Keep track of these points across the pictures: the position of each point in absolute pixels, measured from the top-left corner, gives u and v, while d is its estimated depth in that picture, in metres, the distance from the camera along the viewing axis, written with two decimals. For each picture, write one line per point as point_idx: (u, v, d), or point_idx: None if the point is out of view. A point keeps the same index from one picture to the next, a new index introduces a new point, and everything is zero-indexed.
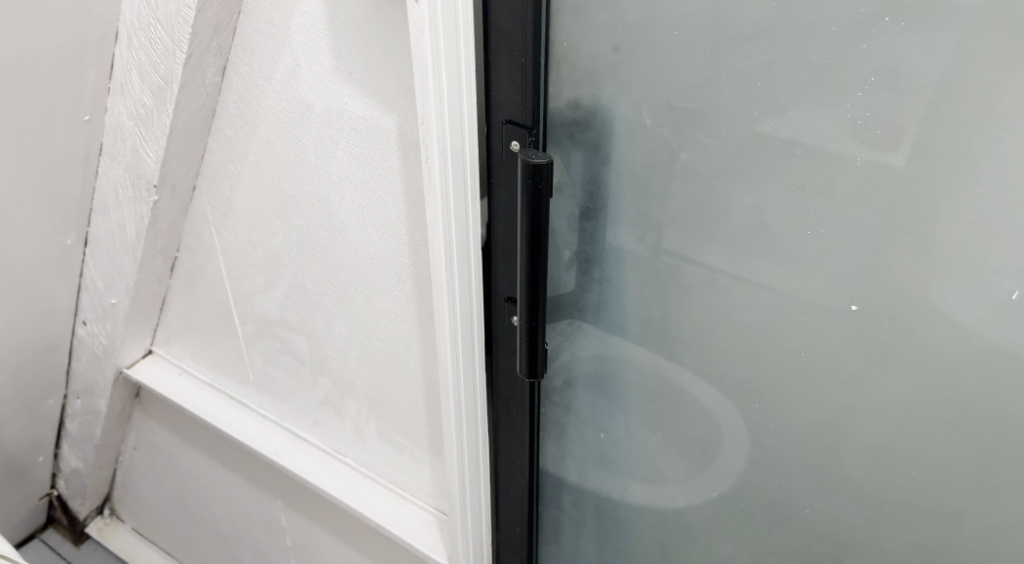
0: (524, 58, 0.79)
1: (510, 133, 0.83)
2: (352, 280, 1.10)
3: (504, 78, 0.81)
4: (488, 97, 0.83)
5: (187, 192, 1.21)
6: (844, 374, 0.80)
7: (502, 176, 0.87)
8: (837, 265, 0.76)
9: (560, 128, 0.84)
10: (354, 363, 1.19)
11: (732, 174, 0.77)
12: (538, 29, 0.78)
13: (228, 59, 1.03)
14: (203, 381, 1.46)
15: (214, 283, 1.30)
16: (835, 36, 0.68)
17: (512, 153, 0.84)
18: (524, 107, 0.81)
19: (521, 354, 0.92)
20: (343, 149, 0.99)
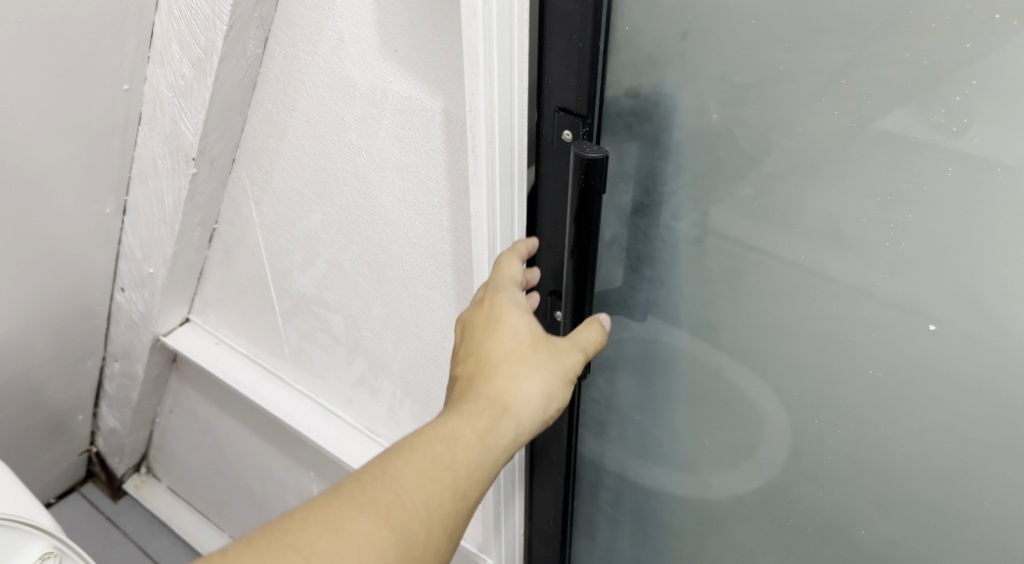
0: (581, 43, 0.74)
1: (562, 122, 0.79)
2: (390, 263, 1.07)
3: (559, 63, 0.76)
4: (540, 82, 0.79)
5: (227, 165, 1.18)
6: (915, 394, 0.76)
7: (552, 166, 0.83)
8: (915, 283, 0.72)
9: (617, 118, 0.80)
10: (391, 346, 1.16)
11: (807, 177, 0.73)
12: (599, 12, 0.73)
13: (269, 31, 0.99)
14: (239, 351, 1.45)
15: (252, 257, 1.27)
16: (934, 32, 0.63)
17: (564, 143, 0.80)
18: (579, 95, 0.77)
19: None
20: (385, 130, 0.95)
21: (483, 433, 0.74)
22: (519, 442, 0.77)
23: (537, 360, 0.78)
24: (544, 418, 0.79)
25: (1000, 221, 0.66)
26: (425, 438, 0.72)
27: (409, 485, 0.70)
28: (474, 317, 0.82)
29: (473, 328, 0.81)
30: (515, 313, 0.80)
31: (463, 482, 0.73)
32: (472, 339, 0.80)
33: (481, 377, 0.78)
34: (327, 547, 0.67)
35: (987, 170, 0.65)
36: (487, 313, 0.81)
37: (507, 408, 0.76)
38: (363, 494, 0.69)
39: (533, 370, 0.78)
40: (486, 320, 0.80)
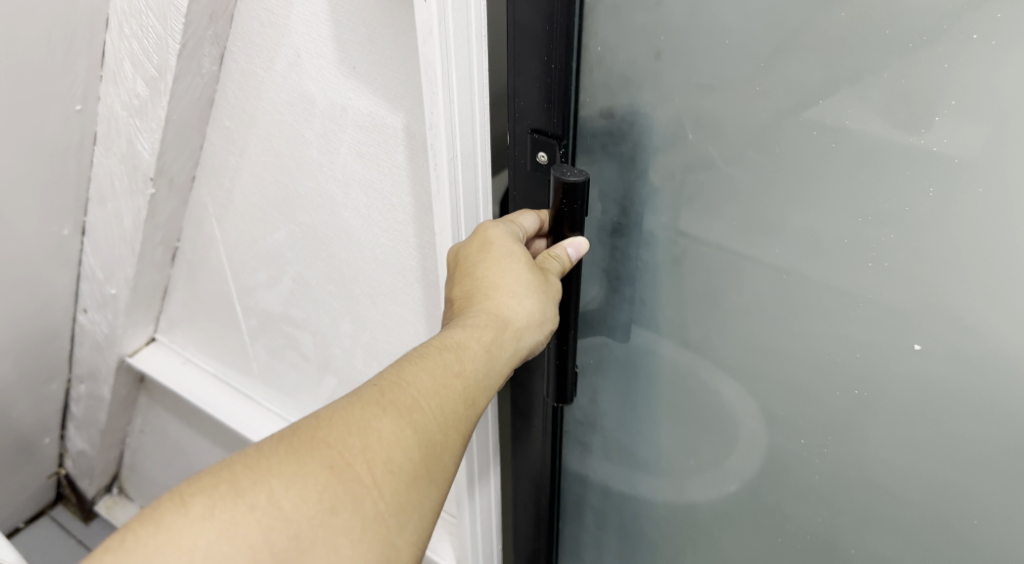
0: (555, 64, 0.74)
1: (537, 144, 0.79)
2: (356, 279, 1.04)
3: (531, 86, 0.76)
4: (510, 107, 0.78)
5: (187, 183, 1.15)
6: (903, 412, 0.76)
7: (527, 189, 0.82)
8: (899, 303, 0.72)
9: (593, 138, 0.80)
10: (360, 362, 1.14)
11: (787, 197, 0.72)
12: (572, 33, 0.73)
13: (225, 47, 0.97)
14: (208, 370, 1.41)
15: (216, 274, 1.24)
16: (911, 52, 0.63)
17: (539, 165, 0.80)
18: (551, 116, 0.77)
19: (549, 378, 0.87)
20: (347, 146, 0.93)
21: (490, 343, 0.71)
22: (522, 356, 0.74)
23: (534, 271, 0.75)
24: (542, 335, 0.76)
25: (982, 241, 0.66)
26: (433, 348, 0.69)
27: (426, 388, 0.67)
28: (465, 242, 0.79)
29: (464, 251, 0.78)
30: (503, 231, 0.77)
31: (474, 390, 0.70)
32: (464, 260, 0.77)
33: (480, 293, 0.75)
34: (355, 445, 0.63)
35: (962, 182, 0.65)
36: (476, 233, 0.78)
37: (510, 321, 0.73)
38: (382, 395, 0.66)
39: (531, 281, 0.75)
40: (475, 237, 0.77)
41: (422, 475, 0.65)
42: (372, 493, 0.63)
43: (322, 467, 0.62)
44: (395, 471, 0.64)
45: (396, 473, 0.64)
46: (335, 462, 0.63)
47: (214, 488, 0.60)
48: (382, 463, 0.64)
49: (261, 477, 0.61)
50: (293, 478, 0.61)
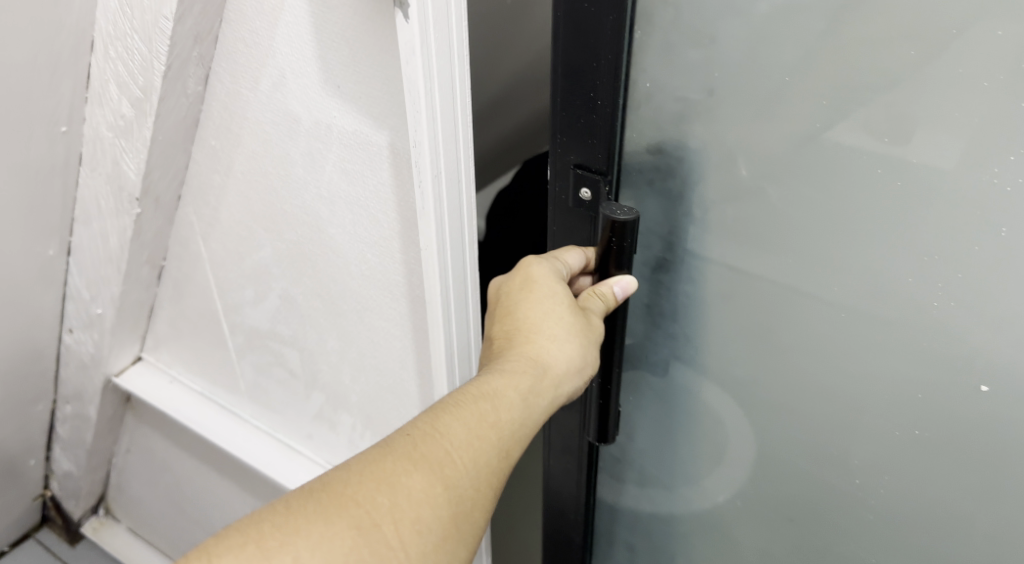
0: (600, 101, 0.77)
1: (581, 180, 0.83)
2: (343, 295, 1.05)
3: (577, 123, 0.80)
4: (558, 143, 0.82)
5: (172, 203, 1.15)
6: (963, 451, 0.79)
7: (571, 220, 0.87)
8: (963, 346, 0.74)
9: (638, 174, 0.83)
10: (348, 378, 1.15)
11: (848, 234, 0.75)
12: (618, 74, 0.75)
13: (210, 68, 0.98)
14: (194, 389, 1.41)
15: (203, 293, 1.24)
16: (987, 90, 0.65)
17: (584, 200, 0.84)
18: (595, 153, 0.81)
19: (591, 419, 0.91)
20: (332, 164, 0.94)
21: (527, 391, 0.74)
22: (559, 402, 0.77)
23: (577, 313, 0.78)
24: (578, 380, 0.78)
25: None
26: (470, 396, 0.71)
27: (459, 441, 0.69)
28: (507, 278, 0.82)
29: (506, 288, 0.81)
30: (546, 267, 0.80)
31: (508, 441, 0.72)
32: (506, 297, 0.80)
33: (522, 335, 0.77)
34: (384, 504, 0.65)
35: (973, 197, 0.68)
36: (520, 268, 0.81)
37: (548, 366, 0.76)
38: (414, 450, 0.68)
39: (574, 323, 0.77)
40: (519, 273, 0.80)
41: (450, 533, 0.68)
42: (397, 554, 0.65)
43: (349, 528, 0.64)
44: (423, 531, 0.66)
45: (423, 533, 0.66)
46: (363, 521, 0.65)
47: (241, 548, 0.62)
48: (410, 523, 0.66)
49: (287, 537, 0.63)
50: (321, 538, 0.63)
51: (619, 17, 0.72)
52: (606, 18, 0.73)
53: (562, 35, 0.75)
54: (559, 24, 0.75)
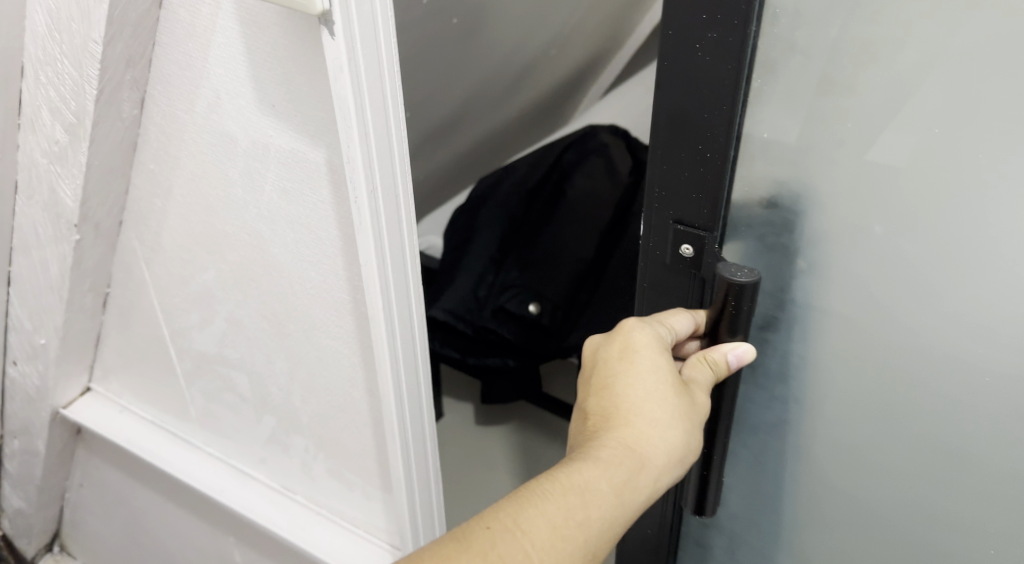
0: (710, 153, 0.71)
1: (681, 236, 0.77)
2: (290, 314, 1.04)
3: (681, 175, 0.74)
4: (655, 197, 0.76)
5: (114, 229, 1.14)
6: None
7: (664, 280, 0.80)
8: None
9: (747, 229, 0.77)
10: (298, 400, 1.14)
11: (999, 290, 0.70)
12: (734, 124, 0.70)
13: (145, 91, 0.97)
14: (145, 418, 1.38)
15: (149, 319, 1.22)
16: None
17: (683, 258, 0.78)
18: (698, 207, 0.74)
19: (691, 493, 0.87)
20: (271, 183, 0.93)
21: (620, 485, 0.72)
22: (653, 494, 0.75)
23: (679, 394, 0.76)
24: (675, 471, 0.76)
25: None
26: (559, 488, 0.71)
27: (541, 540, 0.69)
28: (606, 341, 0.80)
29: (605, 354, 0.79)
30: (649, 333, 0.77)
31: (595, 539, 0.71)
32: (604, 366, 0.79)
33: (620, 415, 0.76)
34: None
35: None
36: (620, 334, 0.79)
37: (645, 456, 0.74)
38: (493, 548, 0.68)
39: (675, 409, 0.75)
40: (619, 339, 0.78)
41: None
42: None
43: None
44: None
45: None
46: None
47: None
48: None
49: None
50: None
51: (739, 67, 0.67)
52: (722, 69, 0.67)
53: (673, 82, 0.70)
54: (667, 73, 0.70)
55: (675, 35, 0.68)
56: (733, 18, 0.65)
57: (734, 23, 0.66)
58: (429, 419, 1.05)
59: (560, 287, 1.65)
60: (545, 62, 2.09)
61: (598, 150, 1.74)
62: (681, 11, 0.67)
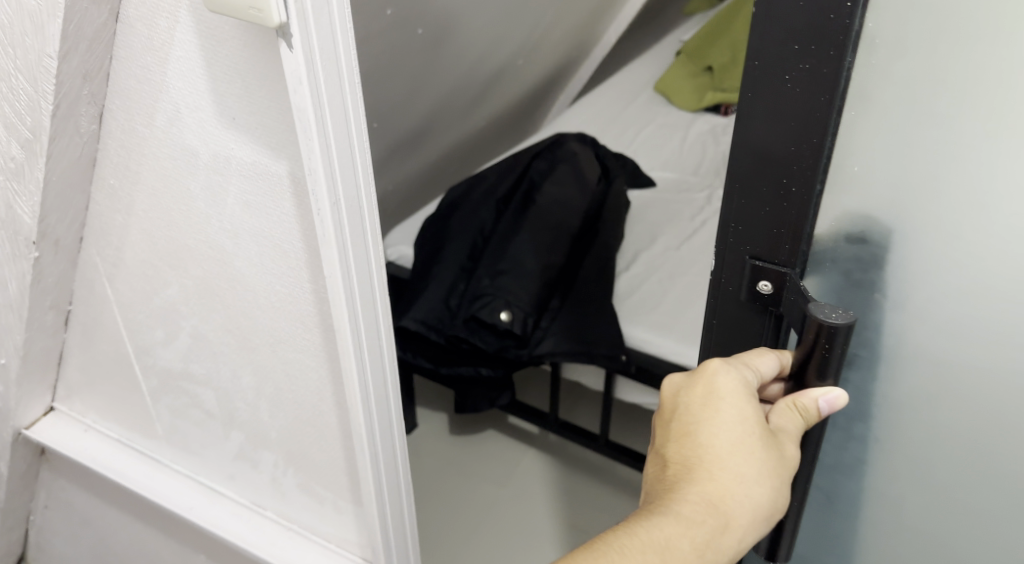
0: (795, 187, 0.68)
1: (759, 272, 0.73)
2: (255, 329, 1.03)
3: (762, 208, 0.70)
4: (734, 230, 0.73)
5: (74, 245, 1.12)
6: None
7: (738, 317, 0.77)
8: None
9: (832, 264, 0.72)
10: (266, 415, 1.13)
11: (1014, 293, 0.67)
12: (822, 157, 0.67)
13: (103, 106, 0.96)
14: (111, 437, 1.36)
15: (112, 336, 1.20)
16: None
17: (760, 295, 0.74)
18: (779, 242, 0.71)
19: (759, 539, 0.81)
20: (233, 197, 0.93)
21: (702, 544, 0.72)
22: (742, 546, 0.74)
23: (767, 448, 0.72)
24: (766, 522, 0.74)
25: None
26: (637, 548, 0.72)
27: None
28: (687, 385, 0.77)
29: (686, 399, 0.77)
30: (734, 380, 0.72)
31: None
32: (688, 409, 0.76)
33: (703, 467, 0.74)
34: None
35: None
36: (704, 376, 0.75)
37: (729, 513, 0.73)
38: None
39: (761, 465, 0.72)
40: (703, 381, 0.75)
41: None
42: None
43: None
44: None
45: None
46: None
47: None
48: None
49: None
50: None
51: (832, 99, 0.64)
52: (815, 99, 0.65)
53: (756, 113, 0.67)
54: (752, 104, 0.67)
55: (762, 66, 0.66)
56: (826, 47, 0.63)
57: (830, 54, 0.63)
58: (399, 430, 1.04)
59: (529, 292, 1.61)
60: (511, 72, 2.11)
61: (566, 159, 1.84)
62: (769, 39, 0.65)
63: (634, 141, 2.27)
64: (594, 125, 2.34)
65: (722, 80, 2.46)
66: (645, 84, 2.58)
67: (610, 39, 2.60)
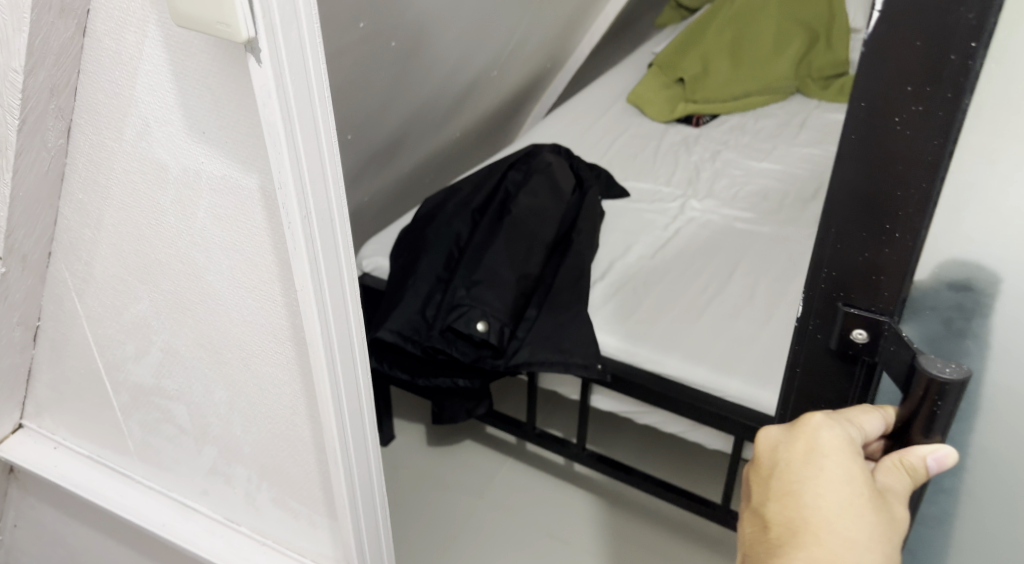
0: (898, 234, 0.72)
1: (852, 320, 0.77)
2: (227, 343, 1.03)
3: (862, 254, 0.74)
4: (832, 276, 0.76)
5: (43, 260, 1.11)
6: None
7: (827, 358, 0.80)
8: None
9: (932, 310, 0.74)
10: (239, 430, 1.12)
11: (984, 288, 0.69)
12: (927, 207, 0.70)
13: (71, 121, 0.95)
14: (82, 453, 1.34)
15: (83, 352, 1.19)
16: None
17: (855, 340, 0.77)
18: (873, 291, 0.75)
19: None
20: (204, 211, 0.92)
21: None
22: None
23: (877, 509, 0.72)
24: None
25: None
26: None
27: None
28: (787, 440, 0.77)
29: (787, 455, 0.76)
30: (838, 436, 0.74)
31: None
32: (787, 469, 0.76)
33: (808, 530, 0.73)
34: None
35: None
36: (802, 433, 0.76)
37: None
38: None
39: (871, 529, 0.72)
40: (803, 439, 0.75)
41: None
42: None
43: None
44: None
45: None
46: None
47: None
48: None
49: None
50: None
51: (944, 143, 0.68)
52: (927, 144, 0.68)
53: (862, 157, 0.71)
54: (856, 145, 0.71)
55: (869, 108, 0.69)
56: (942, 94, 0.66)
57: (946, 97, 0.66)
58: (373, 442, 1.04)
59: (504, 302, 1.61)
60: (485, 83, 2.12)
61: (541, 170, 1.86)
62: (879, 80, 0.68)
63: (608, 151, 2.28)
64: (568, 136, 2.35)
65: (693, 91, 2.50)
66: (618, 95, 2.60)
67: (584, 51, 2.62)
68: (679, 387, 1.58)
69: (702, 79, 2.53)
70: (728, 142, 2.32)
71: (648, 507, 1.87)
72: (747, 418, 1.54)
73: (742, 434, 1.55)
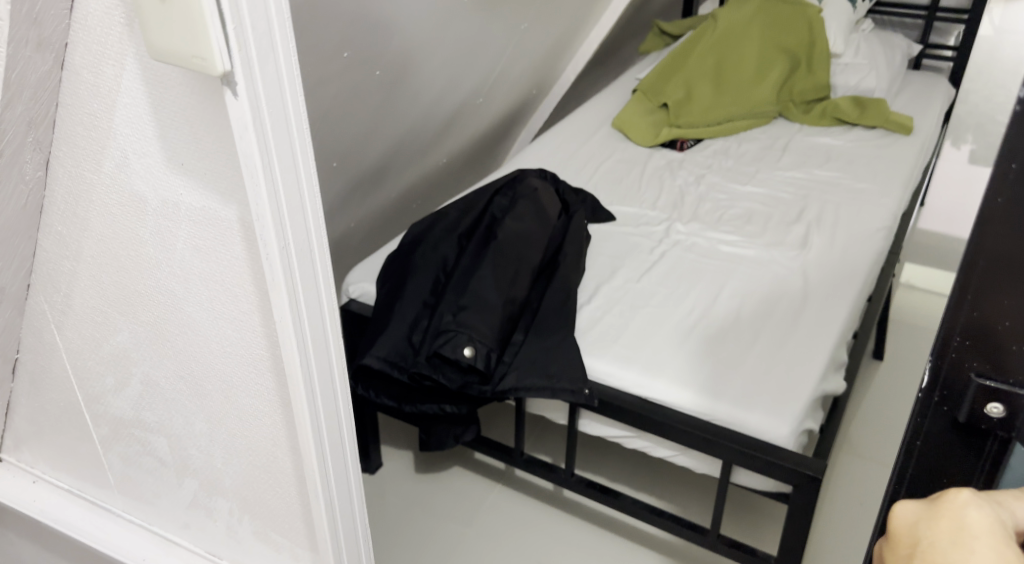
0: None
1: (988, 394, 0.67)
2: (208, 375, 1.02)
3: (1005, 320, 0.66)
4: (967, 344, 0.67)
5: (22, 292, 1.10)
6: None
7: (959, 437, 0.70)
8: None
9: None
10: (220, 462, 1.11)
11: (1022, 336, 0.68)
12: None
13: (50, 153, 0.95)
14: (61, 487, 1.32)
15: (62, 385, 1.18)
16: None
17: (991, 415, 0.68)
18: (1011, 359, 0.66)
19: None
20: (183, 242, 0.92)
21: None
22: None
23: None
24: None
25: None
26: None
27: None
28: (929, 517, 0.65)
29: (930, 534, 0.65)
30: (991, 517, 0.64)
31: None
32: (931, 551, 0.64)
33: None
34: None
35: None
36: (946, 511, 0.65)
37: None
38: None
39: None
40: (948, 517, 0.65)
41: None
42: None
43: None
44: None
45: None
46: None
47: None
48: None
49: None
50: None
51: None
52: None
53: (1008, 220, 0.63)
54: (1002, 208, 0.63)
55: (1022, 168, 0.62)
56: None
57: None
58: (353, 473, 1.03)
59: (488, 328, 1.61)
60: (469, 111, 2.13)
61: (524, 197, 1.86)
62: None
63: (591, 176, 2.29)
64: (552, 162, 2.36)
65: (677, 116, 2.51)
66: (602, 121, 2.61)
67: (567, 78, 2.63)
68: (662, 412, 1.58)
69: (686, 105, 2.54)
70: (712, 167, 2.33)
71: (636, 533, 1.86)
72: (733, 441, 1.51)
73: (729, 457, 1.52)
